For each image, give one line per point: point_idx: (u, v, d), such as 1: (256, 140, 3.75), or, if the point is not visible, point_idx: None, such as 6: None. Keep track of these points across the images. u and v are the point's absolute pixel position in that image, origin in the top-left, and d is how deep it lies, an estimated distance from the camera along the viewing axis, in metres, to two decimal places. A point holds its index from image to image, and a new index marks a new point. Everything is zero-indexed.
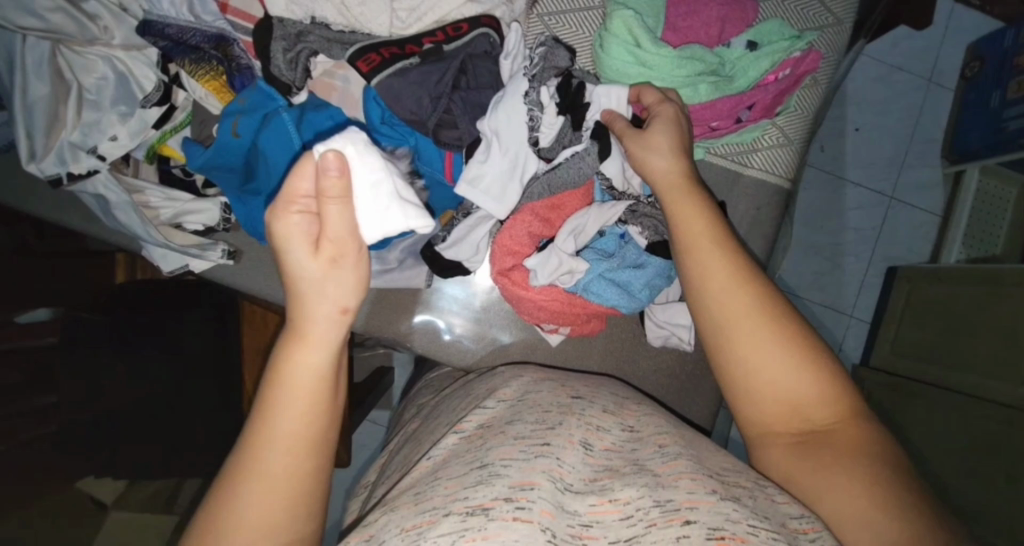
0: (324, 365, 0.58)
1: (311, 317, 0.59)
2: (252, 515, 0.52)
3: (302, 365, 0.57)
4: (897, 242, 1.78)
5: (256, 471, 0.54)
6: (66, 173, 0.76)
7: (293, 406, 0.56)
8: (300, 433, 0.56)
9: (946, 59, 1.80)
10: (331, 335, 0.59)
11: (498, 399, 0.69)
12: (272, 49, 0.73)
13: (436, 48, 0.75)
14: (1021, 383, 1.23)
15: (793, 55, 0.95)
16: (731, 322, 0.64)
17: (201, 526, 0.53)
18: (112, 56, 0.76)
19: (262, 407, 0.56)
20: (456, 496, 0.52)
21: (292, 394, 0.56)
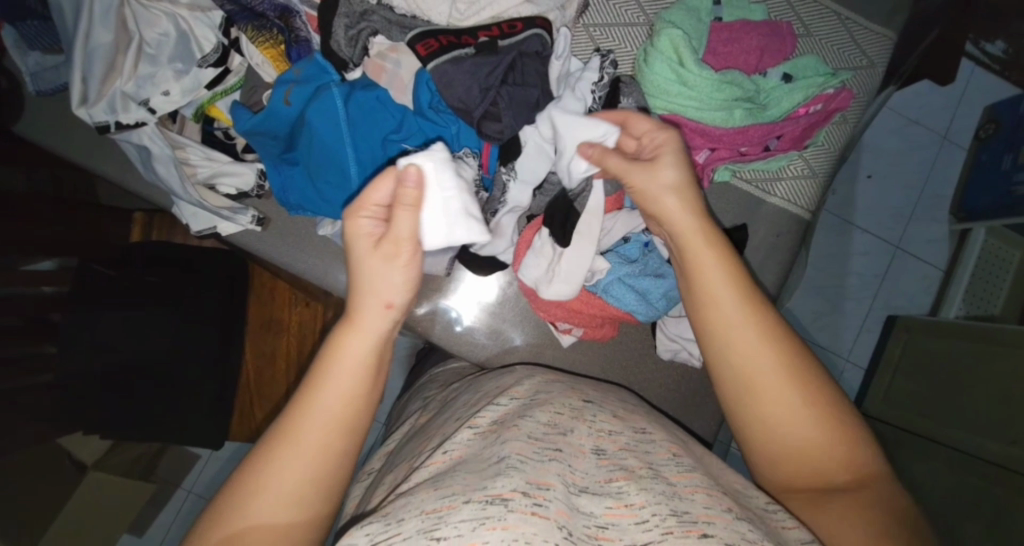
0: (369, 349, 0.60)
1: (363, 304, 0.62)
2: (280, 483, 0.53)
3: (354, 345, 0.60)
4: (901, 291, 1.80)
5: (303, 436, 0.55)
6: (114, 121, 0.78)
7: (339, 384, 0.57)
8: (344, 411, 0.57)
9: (963, 119, 1.84)
10: (379, 324, 0.62)
11: (511, 397, 0.72)
12: (334, 25, 0.76)
13: (490, 41, 0.78)
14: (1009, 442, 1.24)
15: (826, 91, 0.97)
16: (721, 303, 0.64)
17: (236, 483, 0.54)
18: (176, 14, 0.77)
19: (312, 377, 0.58)
20: (476, 486, 0.53)
21: (343, 370, 0.58)
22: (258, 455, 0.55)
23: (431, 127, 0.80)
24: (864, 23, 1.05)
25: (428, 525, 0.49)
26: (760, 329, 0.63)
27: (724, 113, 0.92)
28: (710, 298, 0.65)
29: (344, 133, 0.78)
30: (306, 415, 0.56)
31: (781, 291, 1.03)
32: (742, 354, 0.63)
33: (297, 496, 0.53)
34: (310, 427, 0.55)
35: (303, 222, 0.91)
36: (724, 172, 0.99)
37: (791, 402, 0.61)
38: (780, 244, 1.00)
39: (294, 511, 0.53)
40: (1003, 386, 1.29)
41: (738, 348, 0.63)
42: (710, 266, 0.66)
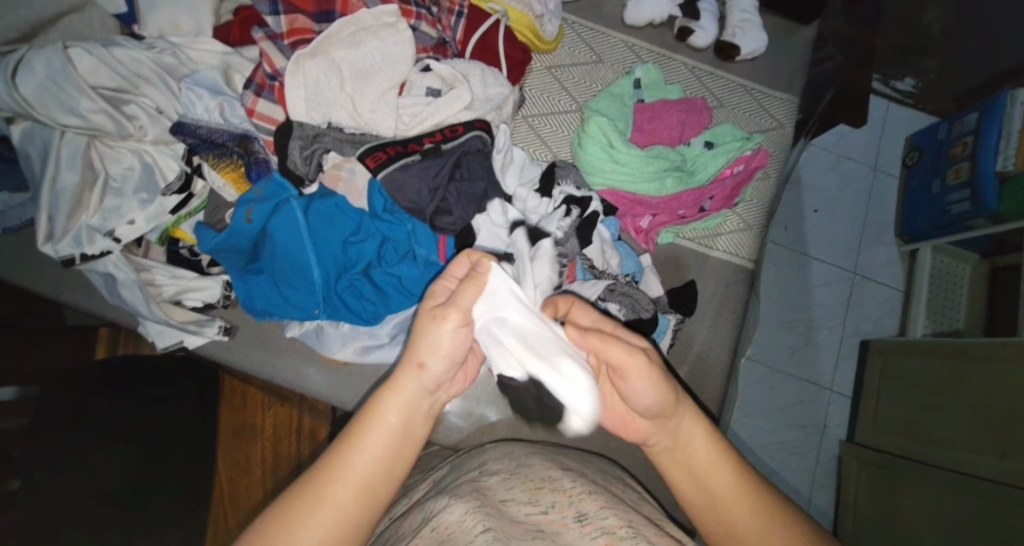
0: (402, 411, 0.59)
1: (403, 368, 0.60)
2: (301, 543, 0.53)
3: (394, 412, 0.59)
4: (864, 316, 1.88)
5: (321, 504, 0.54)
6: (80, 253, 0.81)
7: (364, 450, 0.57)
8: (364, 481, 0.56)
9: (887, 150, 2.02)
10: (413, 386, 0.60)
11: (493, 473, 0.74)
12: (289, 147, 0.83)
13: (435, 147, 0.86)
14: (999, 455, 1.28)
15: (744, 153, 1.09)
16: (710, 475, 0.62)
17: (257, 535, 0.54)
18: (141, 150, 0.83)
19: (344, 440, 0.58)
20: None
21: (375, 439, 0.58)
22: (278, 516, 0.54)
23: (388, 229, 0.87)
24: (768, 92, 1.19)
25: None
26: (753, 506, 0.60)
27: (657, 183, 1.02)
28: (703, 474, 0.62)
29: (306, 241, 0.83)
30: (330, 480, 0.55)
31: (743, 335, 1.08)
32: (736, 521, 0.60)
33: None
34: (331, 493, 0.55)
35: (271, 328, 0.93)
36: (668, 235, 1.06)
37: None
38: (731, 293, 1.06)
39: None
40: (992, 407, 1.31)
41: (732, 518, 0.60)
42: (700, 440, 0.63)
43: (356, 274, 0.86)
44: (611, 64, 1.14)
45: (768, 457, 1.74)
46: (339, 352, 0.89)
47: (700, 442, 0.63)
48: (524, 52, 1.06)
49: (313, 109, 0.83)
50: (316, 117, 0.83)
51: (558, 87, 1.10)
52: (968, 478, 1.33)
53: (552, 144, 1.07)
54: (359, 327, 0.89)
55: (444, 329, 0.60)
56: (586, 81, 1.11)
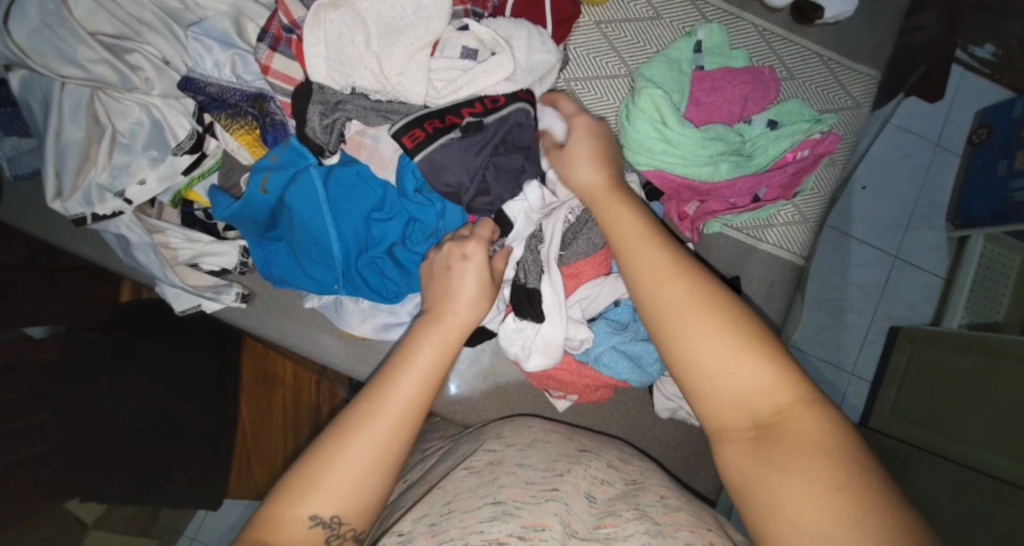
0: (449, 343, 0.66)
1: (450, 308, 0.68)
2: (362, 451, 0.58)
3: (428, 347, 0.65)
4: (903, 305, 1.77)
5: (377, 420, 0.60)
6: (91, 213, 0.77)
7: (415, 373, 0.63)
8: (413, 404, 0.62)
9: (955, 125, 1.83)
10: (458, 328, 0.67)
11: (508, 442, 0.72)
12: (309, 112, 0.74)
13: (476, 121, 0.77)
14: (1021, 459, 1.20)
15: (813, 136, 0.96)
16: (676, 312, 0.59)
17: (322, 447, 0.59)
18: (150, 104, 0.76)
19: (388, 369, 0.63)
20: (474, 530, 0.57)
21: (415, 369, 0.63)
22: (337, 432, 0.60)
23: (415, 211, 0.79)
24: (848, 64, 1.04)
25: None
26: (739, 345, 0.56)
27: (711, 168, 0.90)
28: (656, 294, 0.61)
29: (325, 213, 0.77)
30: (383, 401, 0.61)
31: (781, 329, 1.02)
32: (750, 397, 0.55)
33: (377, 466, 0.59)
34: (382, 412, 0.60)
35: (290, 295, 0.89)
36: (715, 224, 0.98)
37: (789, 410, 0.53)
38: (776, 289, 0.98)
39: (376, 479, 0.58)
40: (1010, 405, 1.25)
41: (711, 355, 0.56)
42: (649, 251, 0.65)
43: (379, 253, 0.80)
44: (670, 21, 1.00)
45: None
46: (359, 329, 0.86)
47: (654, 271, 0.62)
48: (574, 6, 0.93)
49: (333, 69, 0.74)
50: (338, 79, 0.75)
51: (607, 46, 0.98)
52: (973, 473, 1.28)
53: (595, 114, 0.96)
54: (379, 304, 0.85)
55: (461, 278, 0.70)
56: (640, 41, 0.99)
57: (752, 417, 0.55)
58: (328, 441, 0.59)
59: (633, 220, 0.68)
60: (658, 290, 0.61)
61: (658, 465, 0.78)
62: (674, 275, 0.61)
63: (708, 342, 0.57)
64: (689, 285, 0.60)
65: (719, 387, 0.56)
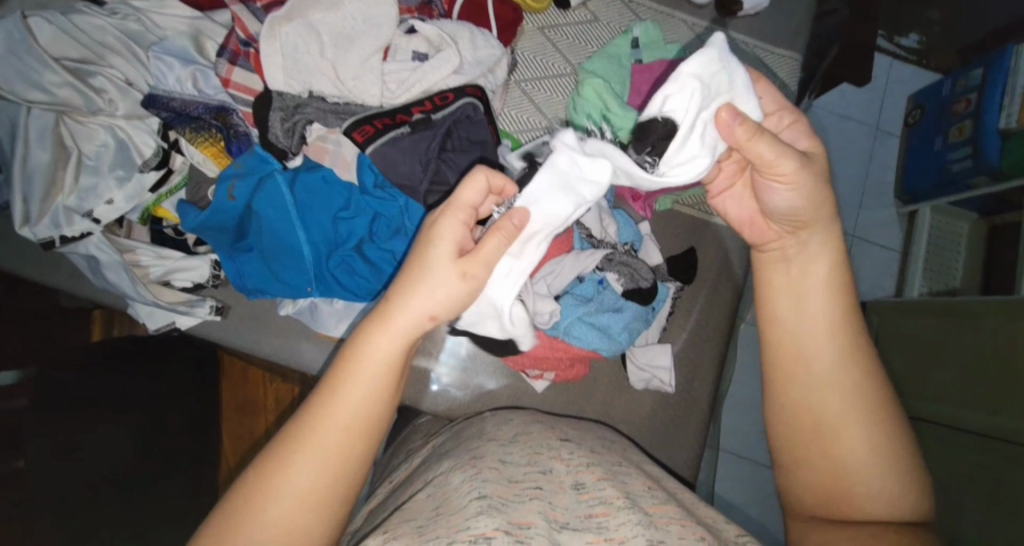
0: (395, 352, 0.55)
1: (403, 308, 0.56)
2: (298, 489, 0.51)
3: (377, 352, 0.54)
4: (861, 277, 1.87)
5: (314, 444, 0.52)
6: (59, 236, 0.78)
7: (352, 394, 0.53)
8: (359, 423, 0.53)
9: (889, 109, 1.97)
10: (409, 331, 0.56)
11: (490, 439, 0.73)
12: (270, 118, 0.79)
13: (424, 117, 0.81)
14: (993, 411, 1.28)
15: None
16: (795, 337, 0.63)
17: (248, 483, 0.52)
18: (114, 125, 0.79)
19: (333, 378, 0.54)
20: (459, 527, 0.54)
21: (363, 379, 0.54)
22: (273, 455, 0.52)
23: (379, 206, 0.83)
24: (772, 49, 1.14)
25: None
26: (846, 377, 0.61)
27: None
28: (788, 318, 0.64)
29: (293, 215, 0.80)
30: (321, 421, 0.52)
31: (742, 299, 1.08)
32: (831, 422, 0.60)
33: (311, 499, 0.51)
34: (320, 434, 0.52)
35: (264, 305, 0.91)
36: (665, 200, 1.04)
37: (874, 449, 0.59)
38: (731, 260, 1.05)
39: (312, 515, 0.51)
40: (977, 363, 1.33)
41: (822, 386, 0.61)
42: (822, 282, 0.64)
43: (347, 251, 0.83)
44: (608, 23, 1.09)
45: None
46: (335, 330, 0.87)
47: (802, 294, 0.64)
48: (516, 11, 1.02)
49: (291, 77, 0.79)
50: (296, 85, 0.79)
51: (552, 48, 1.05)
52: (956, 431, 1.35)
53: (546, 110, 1.02)
54: (353, 303, 0.87)
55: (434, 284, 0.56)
56: (582, 42, 1.06)
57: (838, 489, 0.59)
58: (256, 476, 0.52)
59: (819, 249, 0.64)
60: (801, 321, 0.63)
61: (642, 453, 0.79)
62: (828, 307, 0.63)
63: (839, 428, 0.60)
64: (832, 327, 0.62)
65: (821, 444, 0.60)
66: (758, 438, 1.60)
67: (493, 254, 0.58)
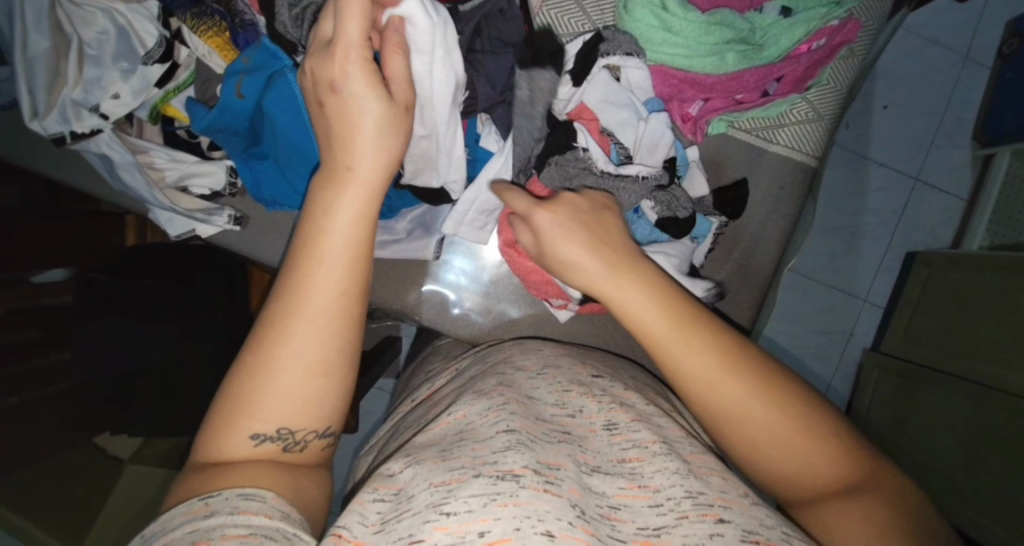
0: (365, 203, 0.60)
1: (356, 158, 0.60)
2: (304, 355, 0.56)
3: (344, 209, 0.59)
4: (920, 226, 1.72)
5: (302, 316, 0.57)
6: (69, 132, 0.75)
7: (331, 263, 0.58)
8: (344, 287, 0.58)
9: (985, 33, 1.69)
10: (371, 183, 0.60)
11: (518, 370, 0.71)
12: (277, 6, 0.70)
13: (451, 8, 0.72)
14: None
15: (831, 23, 0.89)
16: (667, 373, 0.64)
17: (250, 362, 0.56)
18: (112, 9, 0.72)
19: (301, 257, 0.58)
20: (486, 460, 0.53)
21: (336, 240, 0.58)
22: (265, 336, 0.57)
23: None
24: None
25: (437, 500, 0.50)
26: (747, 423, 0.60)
27: (716, 58, 0.84)
28: (670, 353, 0.62)
29: (303, 119, 0.73)
30: (302, 294, 0.57)
31: (790, 240, 0.99)
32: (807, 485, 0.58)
33: (318, 368, 0.57)
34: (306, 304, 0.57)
35: (283, 217, 0.87)
36: (720, 123, 0.92)
37: (798, 438, 0.59)
38: (785, 195, 0.94)
39: (321, 382, 0.57)
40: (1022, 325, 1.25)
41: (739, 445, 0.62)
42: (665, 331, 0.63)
43: None
44: None
45: (791, 361, 1.71)
46: None
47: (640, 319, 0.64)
48: None
49: None
50: None
51: None
52: (975, 386, 1.33)
53: (592, 10, 0.89)
54: (377, 219, 0.89)
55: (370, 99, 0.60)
56: None
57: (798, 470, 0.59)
58: (258, 356, 0.57)
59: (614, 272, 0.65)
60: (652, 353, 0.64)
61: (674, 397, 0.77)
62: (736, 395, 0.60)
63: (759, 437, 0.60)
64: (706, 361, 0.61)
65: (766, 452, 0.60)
66: None
67: (403, 73, 0.63)
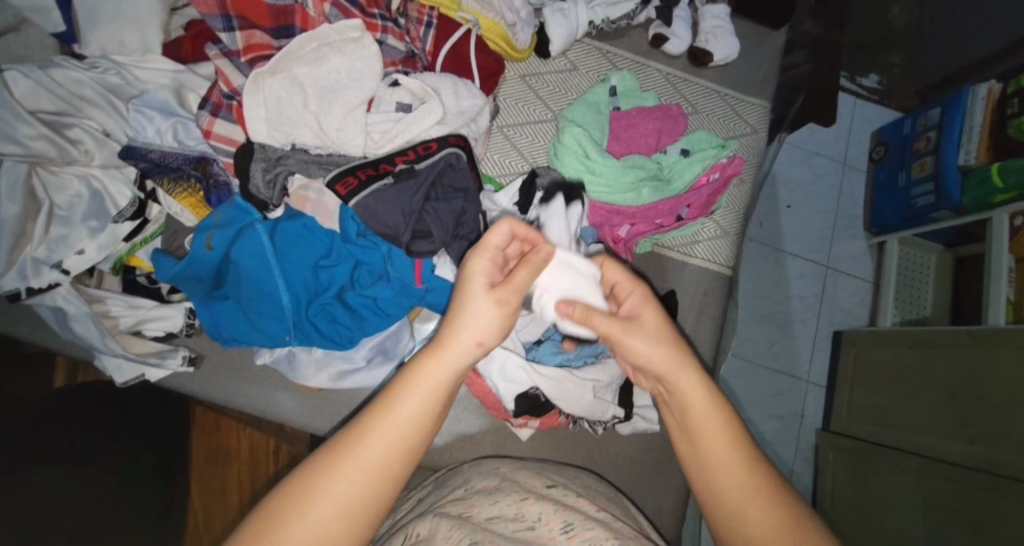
0: (447, 375, 0.58)
1: (454, 335, 0.59)
2: (336, 503, 0.51)
3: (430, 376, 0.57)
4: (838, 308, 1.92)
5: (358, 462, 0.53)
6: (26, 287, 0.77)
7: (399, 422, 0.55)
8: (403, 445, 0.55)
9: (856, 145, 2.05)
10: (460, 359, 0.58)
11: (477, 489, 0.71)
12: (251, 170, 0.80)
13: (408, 167, 0.83)
14: (969, 440, 1.30)
15: (720, 161, 1.07)
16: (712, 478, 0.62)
17: (288, 486, 0.53)
18: (88, 174, 0.80)
19: (378, 405, 0.56)
20: None
21: (413, 401, 0.56)
22: (320, 464, 0.53)
23: (359, 256, 0.84)
24: (742, 97, 1.19)
25: None
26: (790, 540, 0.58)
27: (633, 194, 1.01)
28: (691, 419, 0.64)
29: (273, 266, 0.80)
30: (365, 442, 0.54)
31: (724, 339, 1.09)
32: None
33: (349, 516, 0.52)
34: (364, 454, 0.53)
35: (240, 354, 0.87)
36: (646, 243, 1.06)
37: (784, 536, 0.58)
38: (710, 299, 1.06)
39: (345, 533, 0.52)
40: (946, 390, 1.38)
41: None
42: (707, 408, 0.63)
43: (329, 299, 0.83)
44: (586, 71, 1.12)
45: None
46: (313, 381, 0.84)
47: (699, 429, 0.63)
48: (498, 62, 1.03)
49: (274, 130, 0.81)
50: (278, 138, 0.81)
51: (533, 95, 1.08)
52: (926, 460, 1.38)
53: (528, 154, 1.05)
54: (333, 352, 0.85)
55: (485, 304, 0.61)
56: (562, 89, 1.09)
57: None
58: (295, 490, 0.52)
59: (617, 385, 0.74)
60: (709, 461, 0.62)
61: (631, 507, 0.79)
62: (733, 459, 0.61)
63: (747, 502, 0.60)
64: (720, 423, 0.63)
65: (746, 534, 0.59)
66: None
67: (523, 285, 0.63)
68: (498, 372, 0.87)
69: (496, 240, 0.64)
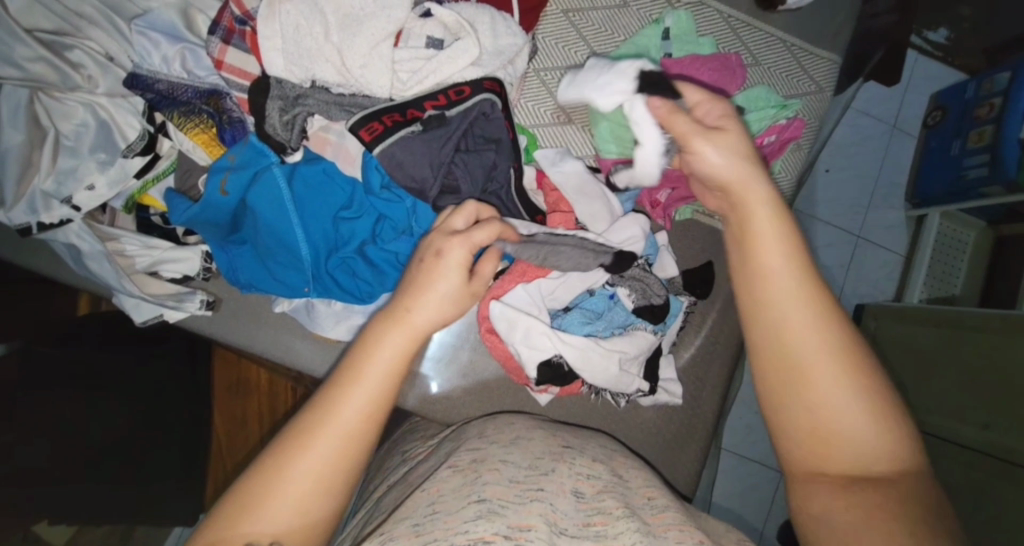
0: (403, 346, 0.58)
1: (413, 309, 0.59)
2: (306, 479, 0.52)
3: (388, 349, 0.57)
4: (865, 280, 1.82)
5: (317, 438, 0.53)
6: (36, 222, 0.74)
7: (357, 397, 0.55)
8: (367, 414, 0.55)
9: (910, 107, 1.87)
10: (418, 331, 0.59)
11: (490, 440, 0.68)
12: (267, 108, 0.73)
13: (438, 114, 0.76)
14: (983, 425, 1.23)
15: (779, 122, 0.98)
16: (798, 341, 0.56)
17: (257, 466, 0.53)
18: (94, 103, 0.75)
19: (336, 380, 0.56)
20: (457, 530, 0.52)
21: (373, 373, 0.56)
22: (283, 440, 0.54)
23: (382, 209, 0.78)
24: (808, 49, 1.06)
25: None
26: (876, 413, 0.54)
27: None
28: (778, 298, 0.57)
29: (290, 212, 0.75)
30: (333, 414, 0.54)
31: None
32: (852, 450, 0.54)
33: (320, 490, 0.53)
34: (326, 433, 0.53)
35: (257, 300, 0.84)
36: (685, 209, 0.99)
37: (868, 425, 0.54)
38: None
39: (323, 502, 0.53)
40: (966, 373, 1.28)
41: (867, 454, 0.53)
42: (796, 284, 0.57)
43: (349, 252, 0.78)
44: (638, 9, 0.99)
45: None
46: (332, 332, 0.82)
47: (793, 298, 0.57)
48: None
49: (292, 63, 0.74)
50: (296, 73, 0.74)
51: (575, 35, 0.96)
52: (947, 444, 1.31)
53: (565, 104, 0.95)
54: (353, 305, 0.81)
55: (444, 278, 0.60)
56: (609, 29, 0.97)
57: (847, 442, 0.54)
58: (263, 471, 0.53)
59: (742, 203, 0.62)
60: (779, 325, 0.57)
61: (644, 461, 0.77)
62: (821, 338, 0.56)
63: (828, 379, 0.55)
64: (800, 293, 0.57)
65: (834, 430, 0.54)
66: (765, 442, 1.53)
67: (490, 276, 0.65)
68: (520, 336, 0.84)
69: (476, 232, 0.63)
